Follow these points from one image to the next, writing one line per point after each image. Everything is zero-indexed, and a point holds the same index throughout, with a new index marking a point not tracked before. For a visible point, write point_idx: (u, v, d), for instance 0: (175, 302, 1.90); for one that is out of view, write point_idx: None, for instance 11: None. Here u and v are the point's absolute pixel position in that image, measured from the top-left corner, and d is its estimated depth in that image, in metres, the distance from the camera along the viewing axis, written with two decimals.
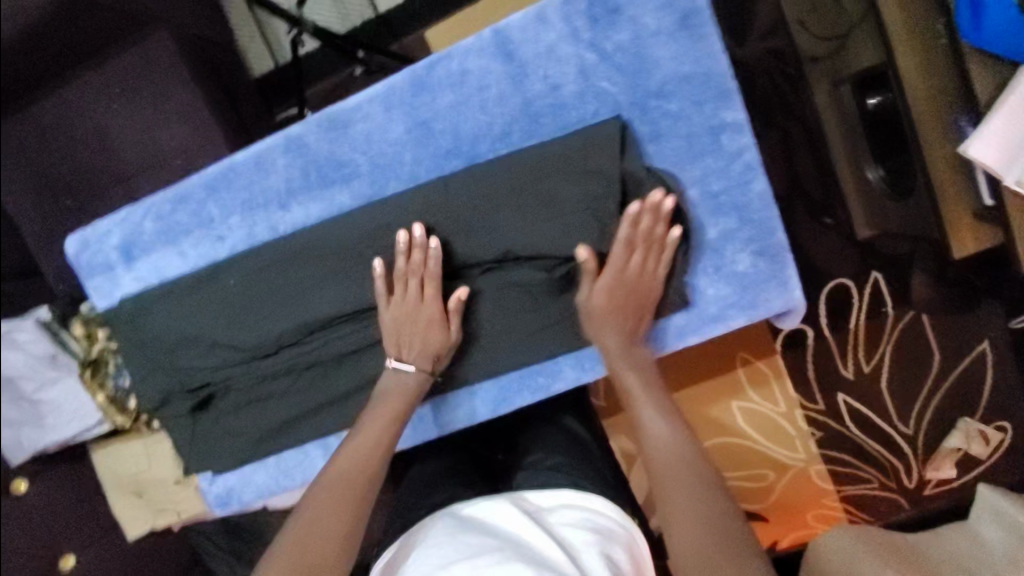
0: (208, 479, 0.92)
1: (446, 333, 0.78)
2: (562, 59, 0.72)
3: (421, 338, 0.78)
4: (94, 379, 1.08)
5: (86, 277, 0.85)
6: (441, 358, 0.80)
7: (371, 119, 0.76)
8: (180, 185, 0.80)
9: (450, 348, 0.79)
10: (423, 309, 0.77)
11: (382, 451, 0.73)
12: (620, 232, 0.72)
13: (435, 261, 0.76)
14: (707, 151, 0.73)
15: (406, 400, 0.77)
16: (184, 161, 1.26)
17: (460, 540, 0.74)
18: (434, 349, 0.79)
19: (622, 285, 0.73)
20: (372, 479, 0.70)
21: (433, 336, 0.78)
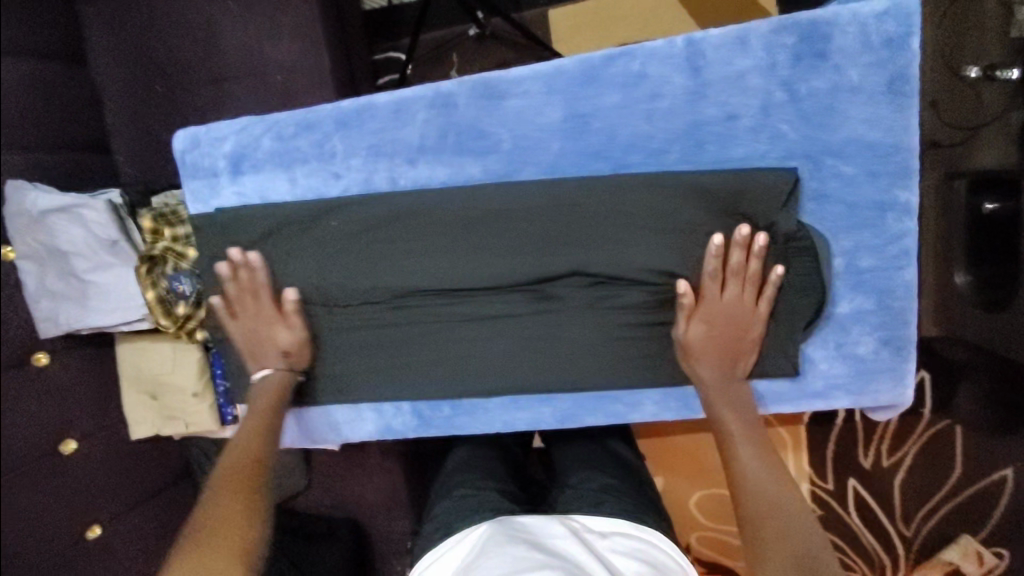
0: None
1: (289, 328, 0.79)
2: (749, 90, 0.68)
3: (268, 338, 0.79)
4: (151, 275, 1.03)
5: (185, 176, 0.81)
6: (294, 354, 0.80)
7: (529, 97, 0.72)
8: (311, 110, 0.76)
9: (299, 343, 0.80)
10: (268, 317, 0.79)
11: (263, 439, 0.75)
12: (706, 266, 0.69)
13: (262, 274, 0.79)
14: (865, 225, 0.70)
15: (274, 396, 0.79)
16: (284, 79, 1.22)
17: (508, 550, 0.76)
18: (283, 346, 0.80)
19: (719, 324, 0.70)
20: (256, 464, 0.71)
21: (279, 336, 0.80)
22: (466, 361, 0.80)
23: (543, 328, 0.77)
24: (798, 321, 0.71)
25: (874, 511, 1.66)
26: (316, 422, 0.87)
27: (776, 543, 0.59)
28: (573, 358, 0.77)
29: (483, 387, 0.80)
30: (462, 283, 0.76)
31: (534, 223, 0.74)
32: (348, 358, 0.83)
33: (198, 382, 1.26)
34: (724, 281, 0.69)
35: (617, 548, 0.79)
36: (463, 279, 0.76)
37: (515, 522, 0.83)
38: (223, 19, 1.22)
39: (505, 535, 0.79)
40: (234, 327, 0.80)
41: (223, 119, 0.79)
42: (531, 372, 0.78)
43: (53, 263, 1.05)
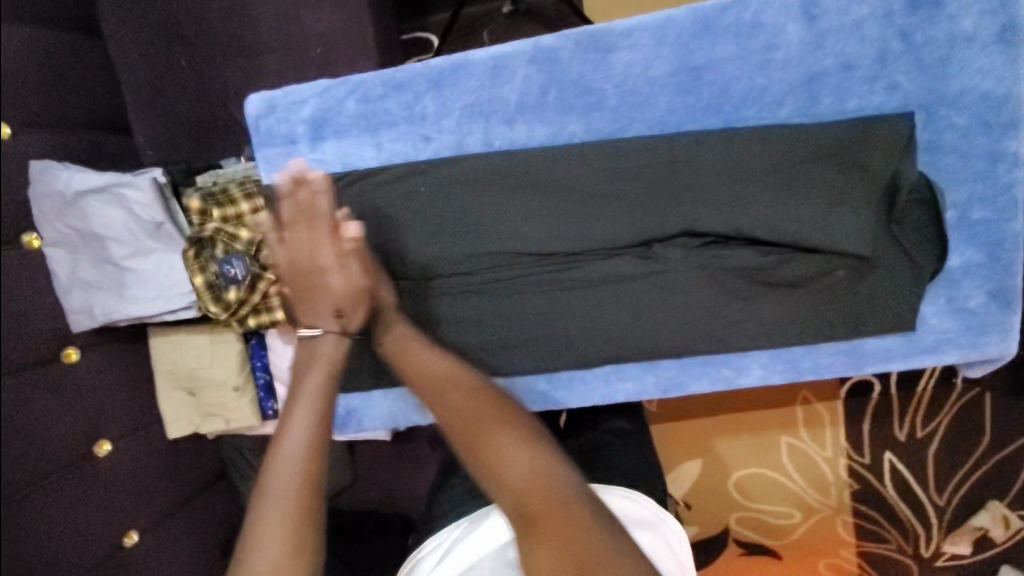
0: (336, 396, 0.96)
1: (346, 275, 0.71)
2: (866, 38, 0.66)
3: (324, 285, 0.71)
4: (199, 258, 0.98)
5: (261, 144, 0.77)
6: (347, 310, 0.71)
7: (637, 51, 0.69)
8: (401, 70, 0.72)
9: (355, 296, 0.71)
10: (321, 256, 0.70)
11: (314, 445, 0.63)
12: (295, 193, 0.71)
13: (322, 199, 0.71)
14: (980, 177, 0.69)
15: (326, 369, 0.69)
16: (323, 54, 1.16)
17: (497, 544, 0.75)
18: (337, 300, 0.71)
19: (306, 247, 0.71)
20: (314, 489, 0.61)
21: (334, 285, 0.71)
22: (566, 331, 0.77)
23: (649, 293, 0.74)
24: (912, 276, 0.70)
25: (908, 481, 1.69)
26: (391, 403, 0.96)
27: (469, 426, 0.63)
28: (679, 322, 0.75)
29: (586, 355, 0.78)
30: (568, 247, 0.73)
31: (641, 183, 0.71)
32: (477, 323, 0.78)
33: (239, 375, 1.20)
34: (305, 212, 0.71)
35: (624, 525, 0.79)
36: (568, 243, 0.73)
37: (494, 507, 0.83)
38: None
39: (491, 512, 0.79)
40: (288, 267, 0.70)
41: (303, 83, 0.75)
42: (638, 336, 0.76)
43: (94, 249, 0.99)
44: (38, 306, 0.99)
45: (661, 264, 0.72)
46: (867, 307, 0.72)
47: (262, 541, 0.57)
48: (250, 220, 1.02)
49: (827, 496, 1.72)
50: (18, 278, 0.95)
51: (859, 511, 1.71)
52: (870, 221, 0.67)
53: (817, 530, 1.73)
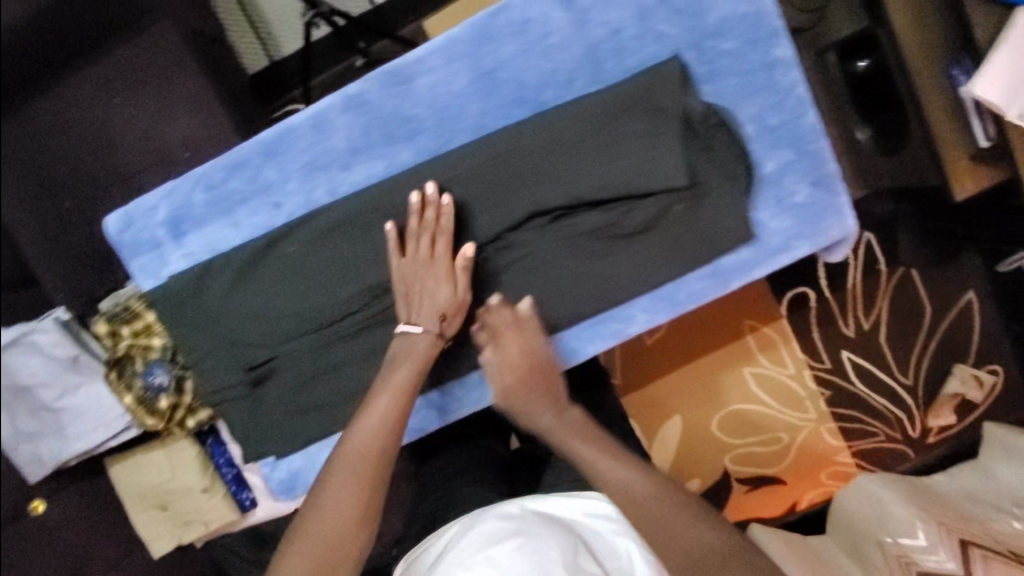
0: (269, 466, 0.87)
1: (453, 288, 0.75)
2: (621, 3, 0.74)
3: (428, 291, 0.75)
4: (122, 379, 1.02)
5: (129, 256, 0.81)
6: (450, 317, 0.76)
7: (434, 72, 0.76)
8: (234, 151, 0.77)
9: (461, 305, 0.75)
10: (433, 265, 0.75)
11: (388, 447, 0.69)
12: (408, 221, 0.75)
13: (446, 218, 0.75)
14: (763, 89, 0.77)
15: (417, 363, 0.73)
16: (194, 155, 1.21)
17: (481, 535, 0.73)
18: (442, 306, 0.75)
19: (412, 274, 0.75)
20: (380, 483, 0.67)
21: (440, 292, 0.75)
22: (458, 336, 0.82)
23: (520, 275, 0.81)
24: (737, 190, 0.77)
25: (874, 373, 1.78)
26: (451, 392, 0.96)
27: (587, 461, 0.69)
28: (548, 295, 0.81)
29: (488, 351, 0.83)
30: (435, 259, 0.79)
31: (476, 184, 0.77)
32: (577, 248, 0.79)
33: (203, 476, 1.22)
34: (419, 236, 0.75)
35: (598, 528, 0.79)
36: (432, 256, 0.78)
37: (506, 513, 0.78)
38: (116, 119, 1.19)
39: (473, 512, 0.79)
40: (400, 269, 0.74)
41: (150, 190, 0.79)
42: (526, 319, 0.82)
43: (18, 404, 1.02)
44: None
45: (524, 246, 0.80)
46: (709, 232, 0.79)
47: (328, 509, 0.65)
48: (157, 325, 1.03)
49: (805, 411, 1.80)
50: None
51: (840, 415, 1.80)
52: (672, 159, 0.74)
53: (810, 446, 1.81)
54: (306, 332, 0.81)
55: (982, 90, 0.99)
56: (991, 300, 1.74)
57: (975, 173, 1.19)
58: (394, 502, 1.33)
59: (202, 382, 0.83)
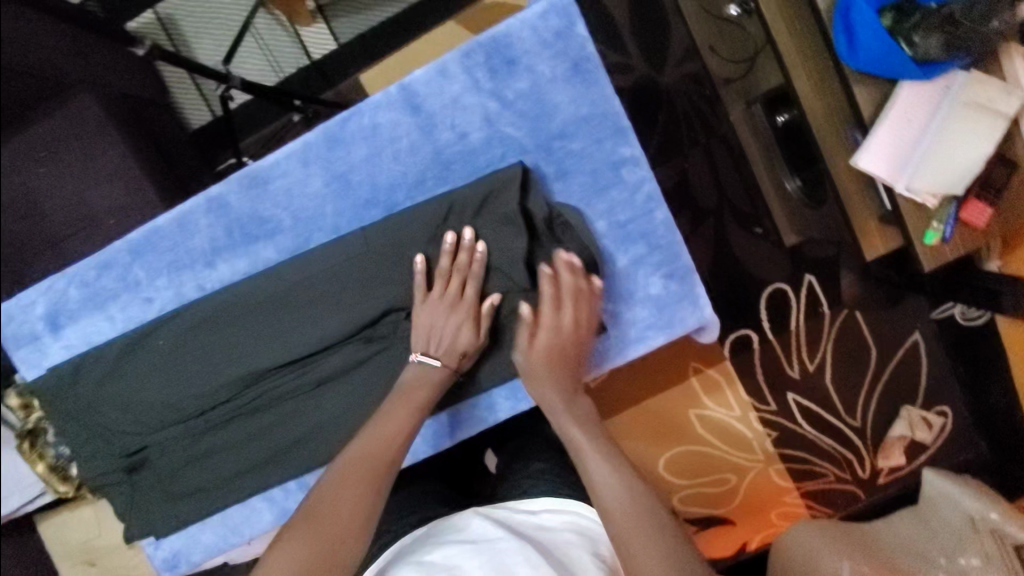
0: (154, 544, 0.93)
1: (475, 333, 0.81)
2: (467, 109, 0.80)
3: (452, 333, 0.80)
4: (35, 448, 1.06)
5: (12, 349, 0.89)
6: (468, 356, 0.82)
7: (290, 176, 0.82)
8: (104, 251, 0.85)
9: (477, 346, 0.82)
10: (459, 308, 0.80)
11: (404, 439, 0.76)
12: (440, 262, 0.80)
13: (479, 264, 0.80)
14: (602, 189, 0.82)
15: (432, 388, 0.80)
16: (118, 221, 1.25)
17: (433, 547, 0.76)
18: (462, 347, 0.81)
19: (439, 313, 0.80)
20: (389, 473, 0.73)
21: (463, 334, 0.80)
22: (313, 427, 0.86)
23: (376, 367, 0.85)
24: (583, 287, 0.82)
25: (821, 415, 1.73)
26: (461, 416, 0.91)
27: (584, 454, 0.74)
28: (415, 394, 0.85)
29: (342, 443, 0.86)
30: (298, 354, 0.84)
31: (326, 286, 0.82)
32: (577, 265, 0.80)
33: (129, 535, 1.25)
34: (449, 276, 0.80)
35: (554, 531, 0.79)
36: (294, 352, 0.84)
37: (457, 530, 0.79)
38: (39, 186, 1.21)
39: (445, 522, 0.83)
40: (426, 308, 0.80)
41: (32, 286, 0.87)
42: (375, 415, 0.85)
43: None
44: None
45: (382, 340, 0.85)
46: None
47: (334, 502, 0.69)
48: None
49: (751, 451, 1.74)
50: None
51: (786, 456, 1.74)
52: (516, 259, 0.80)
53: (756, 488, 1.75)
54: (178, 418, 0.87)
55: (866, 162, 1.02)
56: (940, 341, 1.70)
57: (884, 233, 1.18)
58: None
59: (83, 467, 0.89)
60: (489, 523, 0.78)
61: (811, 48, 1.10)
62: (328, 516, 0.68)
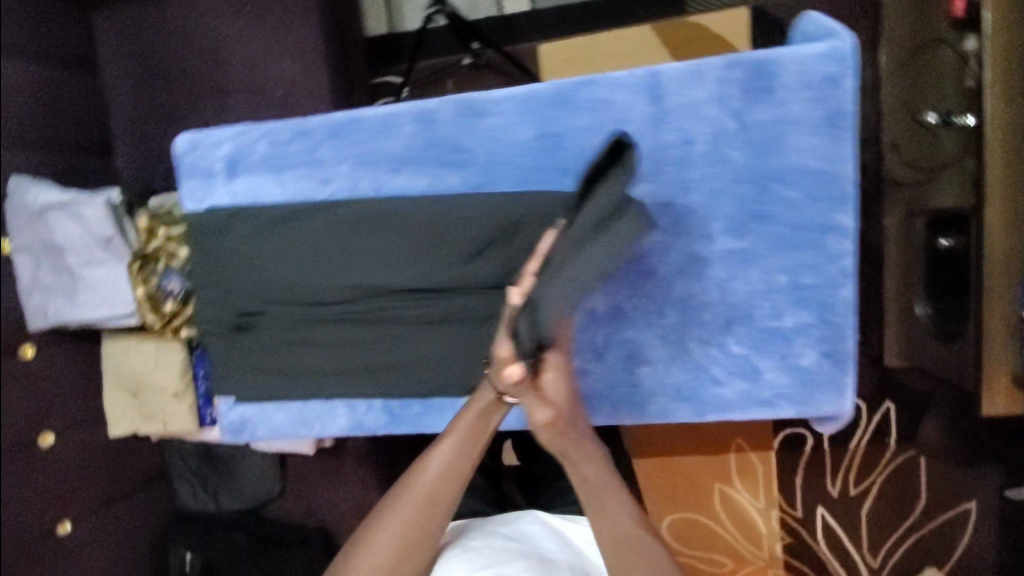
0: (227, 405, 0.94)
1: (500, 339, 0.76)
2: (702, 118, 0.76)
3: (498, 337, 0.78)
4: (142, 273, 1.10)
5: (184, 175, 0.90)
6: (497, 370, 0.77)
7: (504, 117, 0.81)
8: (303, 121, 0.85)
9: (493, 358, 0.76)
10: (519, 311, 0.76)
11: (457, 478, 0.78)
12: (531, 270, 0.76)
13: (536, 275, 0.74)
14: (799, 249, 0.77)
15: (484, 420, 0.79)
16: (285, 95, 1.30)
17: (480, 538, 0.85)
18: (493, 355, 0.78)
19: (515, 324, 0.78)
20: (442, 507, 0.77)
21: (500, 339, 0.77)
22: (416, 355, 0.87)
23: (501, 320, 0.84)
24: (738, 331, 0.79)
25: (842, 540, 1.67)
26: None
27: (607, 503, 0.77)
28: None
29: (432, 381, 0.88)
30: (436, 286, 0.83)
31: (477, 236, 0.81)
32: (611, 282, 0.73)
33: (179, 382, 1.30)
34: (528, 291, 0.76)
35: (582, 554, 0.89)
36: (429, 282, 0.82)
37: (497, 530, 0.87)
38: (231, 39, 1.30)
39: (478, 523, 0.93)
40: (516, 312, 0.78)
41: (224, 126, 0.88)
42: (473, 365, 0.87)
43: (58, 258, 1.14)
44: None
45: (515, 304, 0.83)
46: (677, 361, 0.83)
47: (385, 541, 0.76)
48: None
49: (759, 547, 1.68)
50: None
51: (789, 565, 1.69)
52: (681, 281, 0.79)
53: None
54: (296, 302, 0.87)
55: None
56: (1000, 520, 1.61)
57: (1011, 397, 1.12)
58: (338, 477, 1.44)
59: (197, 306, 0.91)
60: (528, 528, 0.90)
61: (1017, 185, 1.07)
62: (372, 556, 0.75)
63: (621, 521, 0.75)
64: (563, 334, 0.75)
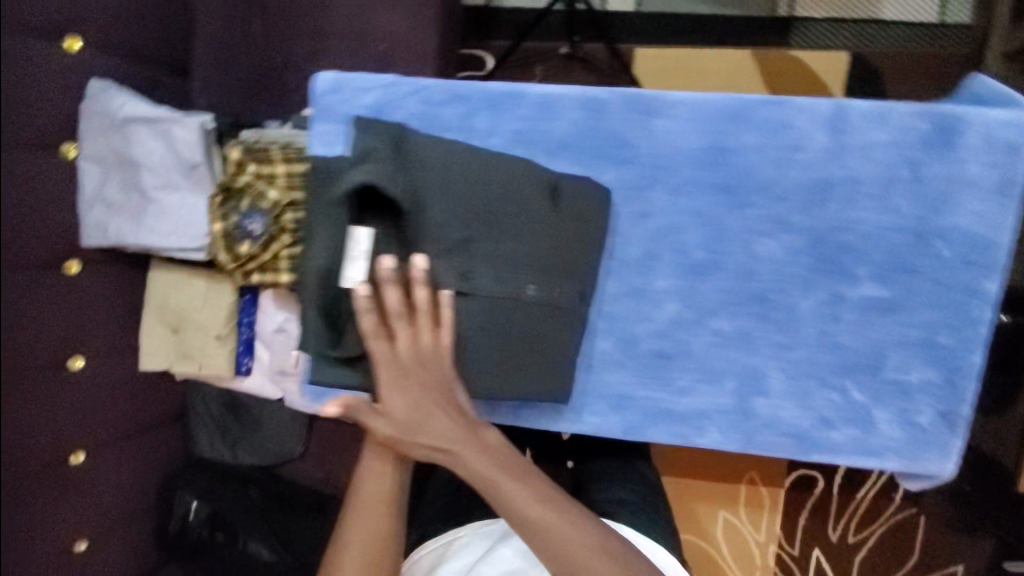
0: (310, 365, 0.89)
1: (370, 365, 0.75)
2: (878, 161, 0.75)
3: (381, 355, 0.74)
4: (222, 208, 1.04)
5: (319, 116, 0.85)
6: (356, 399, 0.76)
7: (677, 120, 0.77)
8: (464, 85, 0.81)
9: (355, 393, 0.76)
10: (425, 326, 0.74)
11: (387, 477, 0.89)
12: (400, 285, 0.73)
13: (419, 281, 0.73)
14: (943, 307, 0.77)
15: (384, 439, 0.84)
16: (386, 49, 1.25)
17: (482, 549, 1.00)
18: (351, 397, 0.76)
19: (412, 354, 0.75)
20: (392, 504, 0.90)
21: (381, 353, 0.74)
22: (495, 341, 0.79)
23: (616, 322, 0.83)
24: (861, 378, 0.79)
25: None
26: None
27: (498, 483, 0.76)
28: (642, 376, 0.83)
29: (509, 376, 0.80)
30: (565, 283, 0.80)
31: (549, 230, 0.78)
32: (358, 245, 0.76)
33: (226, 326, 1.23)
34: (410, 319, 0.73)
35: None
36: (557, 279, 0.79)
37: (495, 537, 1.02)
38: None
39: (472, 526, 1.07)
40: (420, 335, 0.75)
41: (372, 75, 0.84)
42: (558, 366, 0.81)
43: (129, 173, 1.06)
44: (55, 216, 1.08)
45: (635, 312, 0.83)
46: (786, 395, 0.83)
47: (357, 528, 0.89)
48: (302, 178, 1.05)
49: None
50: (34, 177, 1.04)
51: None
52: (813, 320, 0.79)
53: None
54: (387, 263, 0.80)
55: None
56: None
57: None
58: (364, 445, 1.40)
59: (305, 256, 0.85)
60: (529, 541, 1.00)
61: None
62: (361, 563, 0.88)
63: (517, 495, 0.76)
64: (419, 353, 0.74)
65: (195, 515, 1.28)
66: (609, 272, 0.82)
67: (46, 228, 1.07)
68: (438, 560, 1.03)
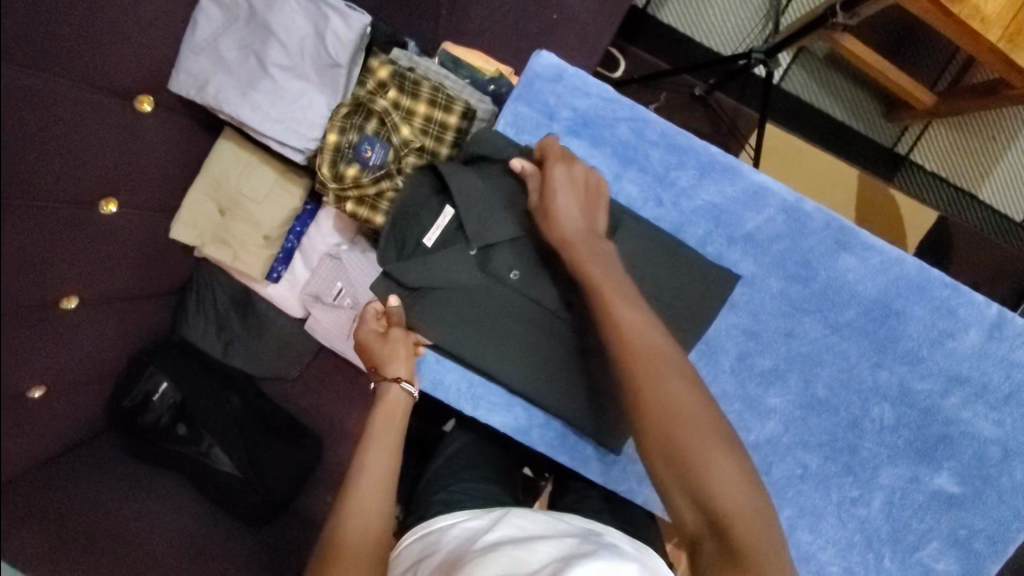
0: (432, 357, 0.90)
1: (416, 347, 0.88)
2: (1005, 375, 0.84)
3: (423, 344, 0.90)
4: (344, 120, 0.96)
5: (529, 97, 0.86)
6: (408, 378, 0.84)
7: (862, 263, 0.83)
8: (692, 142, 0.84)
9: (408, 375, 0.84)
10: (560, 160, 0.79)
11: (387, 482, 0.76)
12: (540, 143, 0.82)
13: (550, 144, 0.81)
14: (997, 519, 0.86)
15: (396, 413, 0.81)
16: (556, 24, 1.16)
17: (486, 539, 0.71)
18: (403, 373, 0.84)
19: (579, 184, 0.78)
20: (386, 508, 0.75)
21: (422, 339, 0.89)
22: (560, 344, 0.87)
23: None
24: (894, 548, 0.87)
25: None
26: None
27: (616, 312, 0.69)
28: None
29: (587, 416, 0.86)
30: None
31: (695, 304, 0.81)
32: (439, 222, 0.87)
33: (277, 227, 1.14)
34: (557, 161, 0.79)
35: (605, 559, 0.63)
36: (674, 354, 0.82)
37: (481, 542, 0.71)
38: None
39: (464, 523, 0.77)
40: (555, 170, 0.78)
41: (597, 81, 0.86)
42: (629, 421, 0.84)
43: (254, 36, 0.95)
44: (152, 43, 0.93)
45: (730, 409, 0.85)
46: (828, 537, 0.87)
47: (358, 512, 0.73)
48: (440, 128, 0.98)
49: None
50: None
51: None
52: (881, 483, 0.86)
53: None
54: (497, 249, 0.87)
55: None
56: None
57: None
58: (356, 389, 1.35)
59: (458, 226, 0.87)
60: (551, 539, 0.69)
61: None
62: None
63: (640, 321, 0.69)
64: (574, 174, 0.78)
65: (161, 398, 1.17)
66: (731, 372, 0.85)
67: (136, 51, 0.92)
68: (427, 548, 0.76)
